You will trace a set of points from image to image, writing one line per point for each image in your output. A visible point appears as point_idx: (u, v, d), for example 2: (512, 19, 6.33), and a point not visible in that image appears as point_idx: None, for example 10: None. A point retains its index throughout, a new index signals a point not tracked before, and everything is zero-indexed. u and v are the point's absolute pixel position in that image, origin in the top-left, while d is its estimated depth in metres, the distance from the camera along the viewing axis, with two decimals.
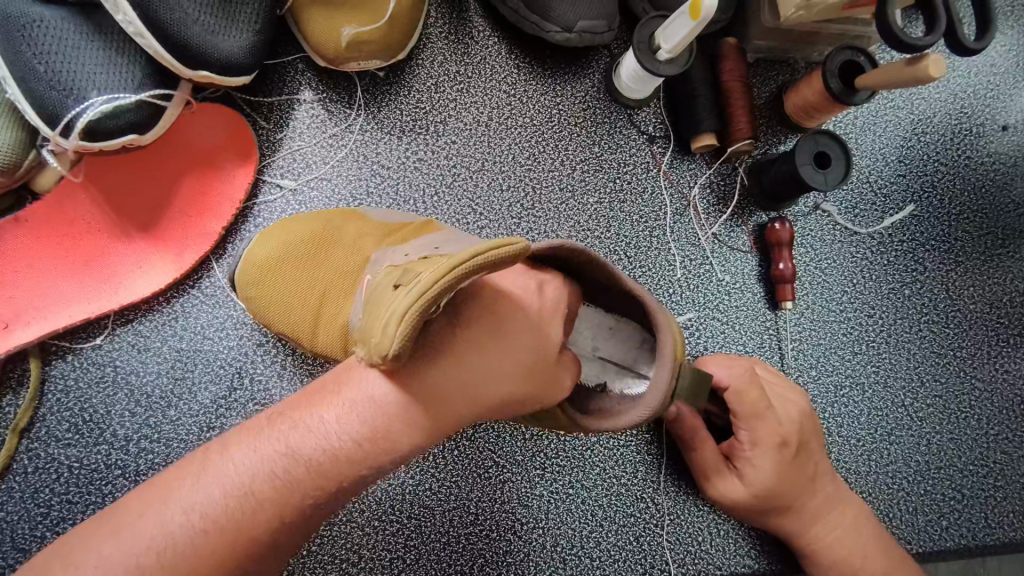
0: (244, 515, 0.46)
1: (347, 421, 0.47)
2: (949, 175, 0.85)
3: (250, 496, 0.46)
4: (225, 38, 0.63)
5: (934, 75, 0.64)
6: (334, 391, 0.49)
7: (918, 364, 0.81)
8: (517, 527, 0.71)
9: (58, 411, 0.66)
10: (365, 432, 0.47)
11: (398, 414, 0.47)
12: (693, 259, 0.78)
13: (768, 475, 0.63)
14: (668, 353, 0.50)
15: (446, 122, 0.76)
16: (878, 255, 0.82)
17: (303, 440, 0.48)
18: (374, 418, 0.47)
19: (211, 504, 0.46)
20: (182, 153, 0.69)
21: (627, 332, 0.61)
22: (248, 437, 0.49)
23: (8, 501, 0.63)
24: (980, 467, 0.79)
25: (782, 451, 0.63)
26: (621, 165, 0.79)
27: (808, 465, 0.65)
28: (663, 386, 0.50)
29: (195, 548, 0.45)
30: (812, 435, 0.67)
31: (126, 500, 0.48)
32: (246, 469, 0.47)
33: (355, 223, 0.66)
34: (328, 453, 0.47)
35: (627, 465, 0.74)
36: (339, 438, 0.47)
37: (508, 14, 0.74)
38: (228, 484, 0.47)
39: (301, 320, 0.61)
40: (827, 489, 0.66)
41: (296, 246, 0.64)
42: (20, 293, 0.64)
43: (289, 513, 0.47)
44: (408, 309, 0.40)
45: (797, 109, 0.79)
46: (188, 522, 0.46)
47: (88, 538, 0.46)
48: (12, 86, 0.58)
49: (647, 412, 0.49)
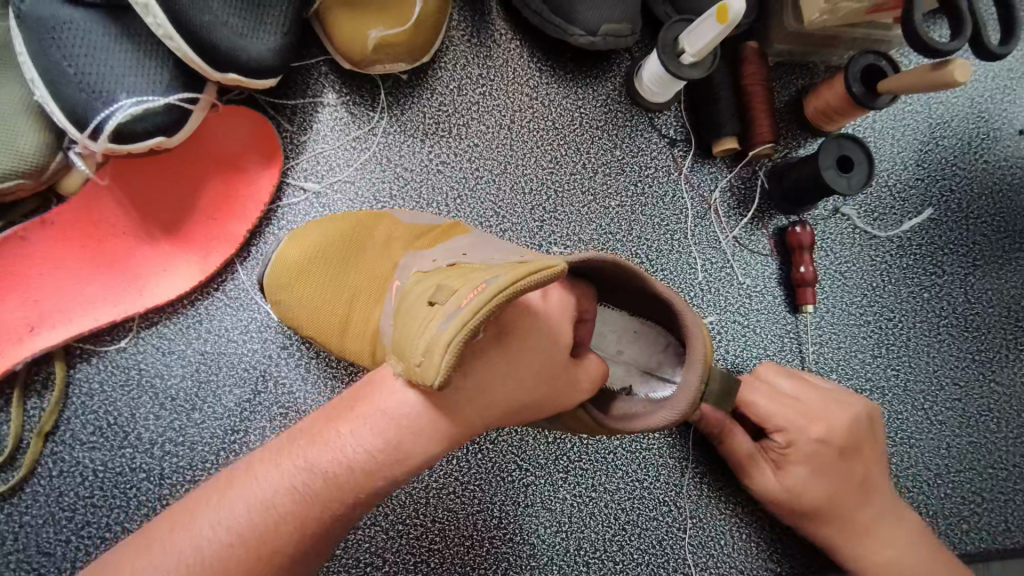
0: (268, 528, 0.43)
1: (366, 432, 0.45)
2: (966, 179, 0.85)
3: (275, 511, 0.44)
4: (254, 41, 0.62)
5: (959, 79, 0.63)
6: (355, 405, 0.47)
7: (937, 368, 0.81)
8: (540, 531, 0.71)
9: (82, 414, 0.65)
10: (381, 443, 0.45)
11: (417, 424, 0.45)
12: (715, 262, 0.79)
13: (804, 473, 0.63)
14: (699, 356, 0.50)
15: (469, 125, 0.76)
16: (897, 259, 0.82)
17: (321, 452, 0.45)
18: (393, 429, 0.45)
19: (236, 518, 0.44)
20: (206, 155, 0.69)
21: (653, 336, 0.60)
22: (268, 453, 0.47)
23: (33, 505, 0.63)
24: (1000, 470, 0.79)
25: (822, 452, 0.63)
26: (643, 168, 0.79)
27: (854, 469, 0.64)
28: (692, 387, 0.49)
29: (218, 566, 0.42)
30: (866, 441, 0.66)
31: (157, 518, 0.46)
32: (267, 484, 0.45)
33: (384, 224, 0.66)
34: (345, 465, 0.44)
35: (650, 468, 0.74)
36: (359, 449, 0.45)
37: (532, 17, 0.74)
38: (251, 498, 0.44)
39: (329, 322, 0.61)
40: (873, 498, 0.64)
41: (331, 249, 0.63)
42: (44, 297, 0.64)
43: (311, 527, 0.44)
44: (453, 338, 0.40)
45: (816, 113, 0.79)
46: (214, 536, 0.43)
47: (119, 556, 0.44)
48: (41, 88, 0.59)
49: (676, 414, 0.49)
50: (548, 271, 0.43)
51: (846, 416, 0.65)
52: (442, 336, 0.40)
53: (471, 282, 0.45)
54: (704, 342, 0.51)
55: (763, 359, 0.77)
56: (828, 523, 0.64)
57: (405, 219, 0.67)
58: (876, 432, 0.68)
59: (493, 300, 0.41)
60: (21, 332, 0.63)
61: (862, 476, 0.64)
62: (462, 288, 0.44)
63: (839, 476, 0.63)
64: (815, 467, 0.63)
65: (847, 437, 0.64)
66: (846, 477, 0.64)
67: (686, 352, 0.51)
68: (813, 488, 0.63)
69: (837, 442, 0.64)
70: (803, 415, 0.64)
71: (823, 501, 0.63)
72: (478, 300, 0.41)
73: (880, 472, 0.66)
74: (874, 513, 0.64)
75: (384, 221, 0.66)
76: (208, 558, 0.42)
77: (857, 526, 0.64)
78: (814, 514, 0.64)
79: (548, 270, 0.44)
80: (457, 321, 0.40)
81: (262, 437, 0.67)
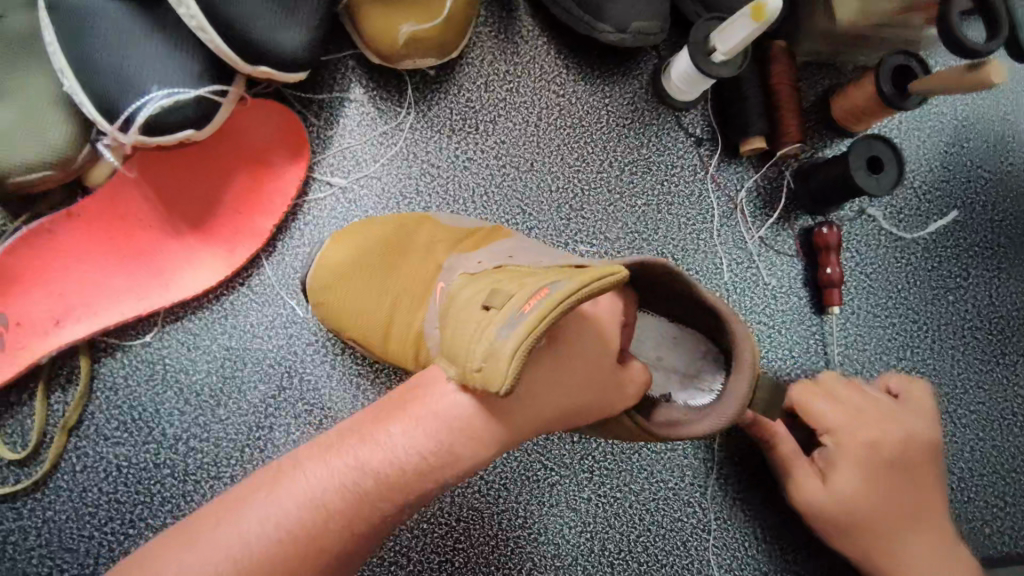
0: (319, 526, 0.42)
1: (418, 432, 0.44)
2: (991, 182, 0.85)
3: (325, 508, 0.43)
4: (285, 34, 0.62)
5: (994, 81, 0.63)
6: (406, 404, 0.45)
7: (962, 371, 0.81)
8: (565, 531, 0.71)
9: (107, 409, 0.65)
10: (434, 445, 0.44)
11: (469, 427, 0.44)
12: (741, 263, 0.78)
13: (851, 482, 0.63)
14: (748, 365, 0.50)
15: (496, 122, 0.75)
16: (922, 261, 0.82)
17: (371, 450, 0.44)
18: (446, 430, 0.44)
19: (286, 515, 0.42)
20: (234, 149, 0.68)
21: (693, 341, 0.59)
22: (314, 449, 0.45)
23: (56, 501, 0.63)
24: (1023, 474, 0.79)
25: (869, 461, 0.63)
26: (669, 167, 0.79)
27: (904, 484, 0.63)
28: (742, 394, 0.50)
29: (268, 564, 0.41)
30: (924, 461, 0.64)
31: (198, 511, 0.44)
32: (317, 482, 0.43)
33: (427, 228, 0.65)
34: (397, 465, 0.43)
35: (675, 469, 0.73)
36: (412, 450, 0.44)
37: (561, 14, 0.74)
38: (300, 496, 0.43)
39: (372, 325, 0.61)
40: (921, 519, 0.63)
41: (377, 252, 0.63)
42: (70, 289, 0.63)
43: (360, 526, 0.43)
44: (518, 345, 0.39)
45: (843, 113, 0.78)
46: (263, 533, 0.42)
47: (160, 551, 0.42)
48: (71, 79, 0.58)
49: (726, 420, 0.50)
50: (608, 281, 0.43)
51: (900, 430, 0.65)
52: (506, 345, 0.40)
53: (528, 288, 0.44)
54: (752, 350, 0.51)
55: (788, 360, 0.77)
56: (873, 540, 0.62)
57: (444, 224, 0.66)
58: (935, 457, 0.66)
59: (556, 308, 0.41)
60: (46, 326, 0.63)
61: (912, 495, 0.63)
62: (518, 294, 0.43)
63: (887, 488, 0.63)
64: (863, 476, 0.63)
65: (899, 449, 0.64)
66: (894, 490, 0.63)
67: (734, 362, 0.51)
68: (857, 499, 0.63)
69: (887, 453, 0.63)
70: (855, 422, 0.65)
71: (867, 514, 0.62)
72: (543, 308, 0.41)
73: (933, 495, 0.65)
74: (920, 533, 0.63)
75: (430, 226, 0.65)
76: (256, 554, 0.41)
77: (902, 544, 0.62)
78: (857, 527, 0.63)
79: (608, 280, 0.44)
80: (522, 328, 0.40)
81: (287, 434, 0.66)
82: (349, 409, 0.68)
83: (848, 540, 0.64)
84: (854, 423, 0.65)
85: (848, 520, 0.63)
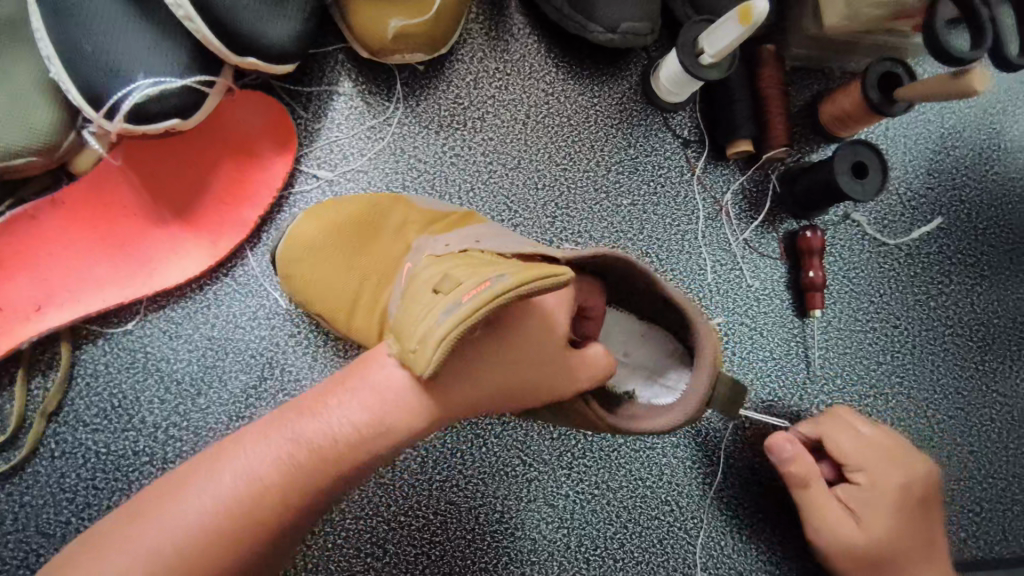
0: (256, 500, 0.43)
1: (351, 406, 0.46)
2: (976, 190, 0.85)
3: (261, 483, 0.44)
4: (274, 26, 0.62)
5: (978, 90, 0.65)
6: (346, 381, 0.48)
7: (942, 376, 0.81)
8: (542, 527, 0.71)
9: (87, 396, 0.65)
10: (366, 417, 0.46)
11: (401, 401, 0.46)
12: (725, 264, 0.79)
13: (886, 523, 0.62)
14: (710, 364, 0.51)
15: (484, 118, 0.76)
16: (904, 267, 0.83)
17: (306, 425, 0.46)
18: (378, 403, 0.46)
19: (223, 490, 0.43)
20: (221, 139, 0.68)
21: (661, 340, 0.60)
22: (255, 428, 0.47)
23: (34, 486, 0.63)
24: (1000, 480, 0.80)
25: (900, 501, 0.62)
26: (656, 168, 0.79)
27: (927, 523, 0.63)
28: (702, 389, 0.50)
29: (205, 536, 0.42)
30: (936, 496, 0.65)
31: (143, 495, 0.46)
32: (254, 458, 0.45)
33: (399, 207, 0.65)
34: (330, 437, 0.45)
35: (653, 467, 0.74)
36: (346, 421, 0.46)
37: (551, 13, 0.74)
38: (237, 472, 0.44)
39: (339, 300, 0.61)
40: (938, 557, 0.63)
41: (353, 234, 0.63)
42: (52, 275, 0.63)
43: (296, 497, 0.44)
44: (447, 333, 0.40)
45: (830, 118, 0.79)
46: (201, 509, 0.43)
47: (109, 532, 0.44)
48: (57, 65, 0.58)
49: (686, 415, 0.50)
50: (555, 279, 0.43)
51: (925, 470, 0.64)
52: (439, 327, 0.41)
53: (479, 274, 0.45)
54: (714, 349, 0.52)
55: (769, 362, 0.78)
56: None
57: (421, 207, 0.66)
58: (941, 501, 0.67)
59: (492, 300, 0.41)
60: (28, 311, 0.63)
61: (933, 536, 0.63)
62: (469, 280, 0.44)
63: (915, 529, 0.62)
64: (897, 516, 0.62)
65: (926, 491, 0.63)
66: (923, 529, 0.62)
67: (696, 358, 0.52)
68: (892, 539, 0.61)
69: (918, 494, 0.63)
70: (883, 459, 0.64)
71: (900, 554, 0.61)
72: (483, 295, 0.41)
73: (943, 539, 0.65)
74: (940, 571, 0.62)
75: (404, 206, 0.66)
76: (198, 533, 0.42)
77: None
78: (887, 568, 0.61)
79: (555, 278, 0.43)
80: (454, 317, 0.41)
81: None
82: None
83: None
84: (884, 463, 0.64)
85: (878, 561, 0.61)
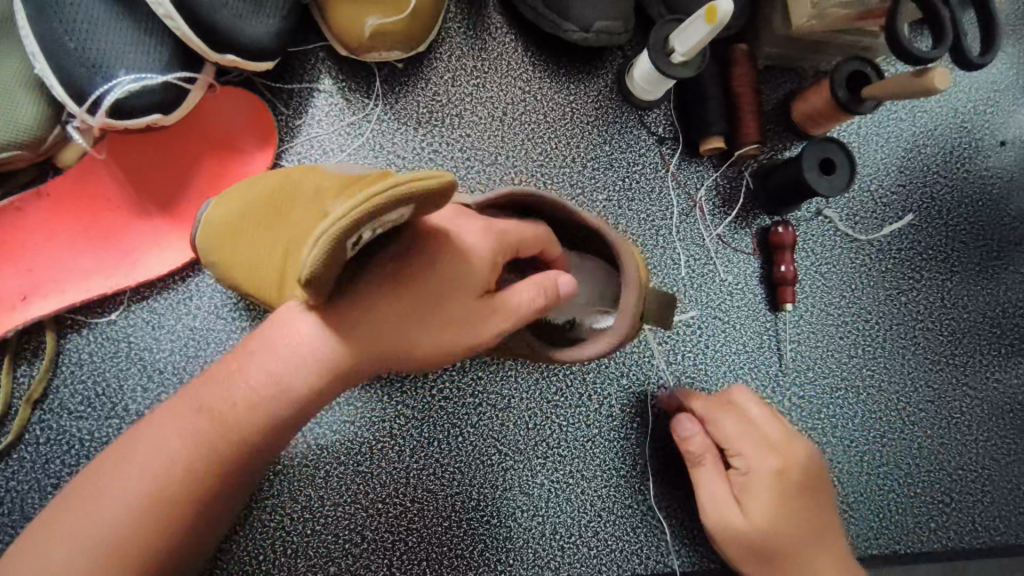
0: (193, 458, 0.52)
1: (259, 366, 0.53)
2: (947, 187, 0.87)
3: (193, 443, 0.52)
4: (253, 23, 0.64)
5: (938, 87, 0.67)
6: (254, 342, 0.54)
7: (912, 369, 0.83)
8: (517, 514, 0.73)
9: (71, 383, 0.67)
10: (274, 375, 0.52)
11: (302, 357, 0.52)
12: (699, 259, 0.80)
13: (768, 510, 0.62)
14: (634, 277, 0.56)
15: (462, 115, 0.77)
16: (876, 262, 0.84)
17: (223, 388, 0.53)
18: (285, 363, 0.52)
19: (162, 456, 0.51)
20: (203, 134, 0.70)
21: (596, 268, 0.64)
22: (185, 393, 0.54)
23: (19, 471, 0.65)
24: (969, 471, 0.82)
25: (779, 485, 0.63)
26: (631, 164, 0.81)
27: (813, 507, 0.64)
28: (631, 306, 0.56)
29: (151, 497, 0.51)
30: (824, 485, 0.65)
31: (96, 463, 0.53)
32: (187, 424, 0.52)
33: (312, 173, 0.63)
34: (245, 395, 0.52)
35: (626, 456, 0.75)
36: (258, 379, 0.53)
37: (527, 12, 0.76)
38: (172, 437, 0.52)
39: (269, 280, 0.61)
40: (828, 542, 0.63)
41: (263, 203, 0.62)
42: (38, 265, 0.65)
43: (225, 450, 0.52)
44: (327, 231, 0.39)
45: (802, 116, 0.80)
46: (146, 475, 0.51)
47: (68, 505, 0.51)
48: (42, 61, 0.60)
49: (620, 331, 0.56)
50: (438, 180, 0.42)
51: (805, 453, 0.65)
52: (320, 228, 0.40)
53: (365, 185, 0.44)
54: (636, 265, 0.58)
55: (741, 355, 0.79)
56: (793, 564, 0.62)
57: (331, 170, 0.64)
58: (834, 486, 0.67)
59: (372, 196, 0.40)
60: (14, 301, 0.64)
61: (820, 520, 0.64)
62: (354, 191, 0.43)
63: (797, 513, 0.63)
64: (778, 500, 0.62)
65: (805, 475, 0.64)
66: (805, 514, 0.63)
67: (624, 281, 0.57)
68: (774, 525, 0.62)
69: (795, 476, 0.64)
70: (765, 446, 0.65)
71: (783, 539, 0.62)
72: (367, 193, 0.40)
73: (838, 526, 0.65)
74: (829, 555, 0.63)
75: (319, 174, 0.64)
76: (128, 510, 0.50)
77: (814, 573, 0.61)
78: (773, 552, 0.62)
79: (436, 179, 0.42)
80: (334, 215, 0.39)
81: None
82: None
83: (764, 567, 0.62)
84: (762, 450, 0.65)
85: (766, 547, 0.62)
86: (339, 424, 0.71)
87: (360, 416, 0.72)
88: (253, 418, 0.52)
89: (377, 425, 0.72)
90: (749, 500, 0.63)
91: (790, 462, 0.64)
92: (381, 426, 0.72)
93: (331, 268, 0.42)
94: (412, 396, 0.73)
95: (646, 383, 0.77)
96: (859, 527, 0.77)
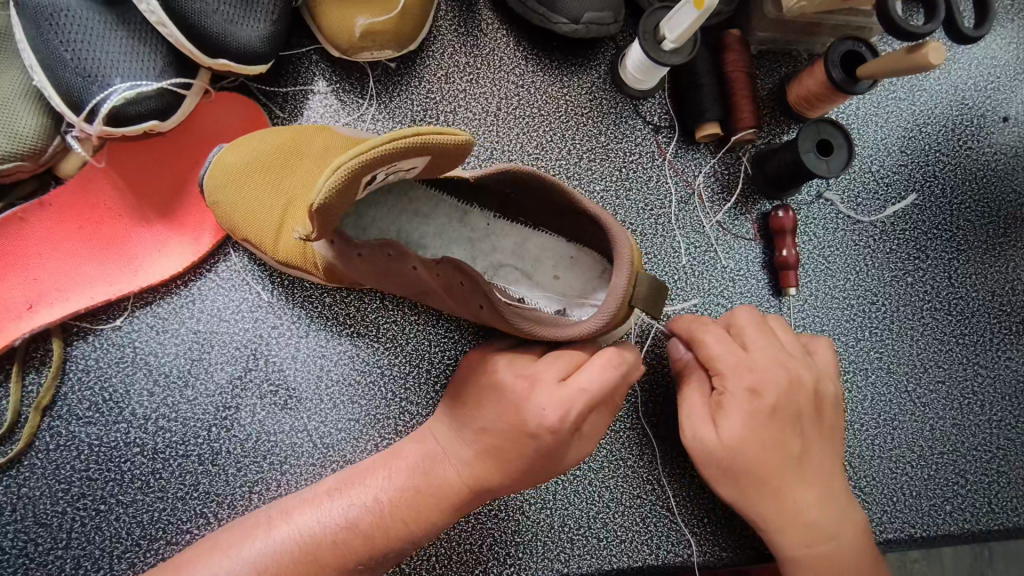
0: (349, 538, 0.56)
1: (416, 470, 0.59)
2: (950, 166, 0.86)
3: (357, 527, 0.57)
4: (245, 29, 0.65)
5: (934, 62, 0.64)
6: (420, 442, 0.62)
7: (921, 351, 0.82)
8: (525, 507, 0.72)
9: (79, 390, 0.68)
10: (424, 481, 0.59)
11: (463, 468, 0.59)
12: (699, 247, 0.80)
13: (740, 428, 0.59)
14: (626, 261, 0.54)
15: (456, 112, 0.78)
16: (880, 243, 0.83)
17: (387, 475, 0.60)
18: (444, 470, 0.59)
19: (331, 517, 0.57)
20: (199, 138, 0.71)
21: (589, 263, 0.65)
22: (350, 474, 0.61)
23: (31, 478, 0.66)
24: (984, 453, 0.80)
25: (757, 406, 0.60)
26: (627, 154, 0.81)
27: (791, 433, 0.61)
28: (617, 295, 0.53)
29: (309, 554, 0.56)
30: (809, 410, 0.62)
31: (231, 528, 0.59)
32: (352, 503, 0.58)
33: (322, 135, 0.67)
34: (401, 492, 0.58)
35: (633, 447, 0.75)
36: (410, 478, 0.59)
37: (518, 7, 0.76)
38: (341, 506, 0.58)
39: (266, 225, 0.65)
40: (806, 467, 0.61)
41: (275, 158, 0.65)
42: (43, 275, 0.67)
43: (378, 545, 0.57)
44: (349, 160, 0.46)
45: (799, 99, 0.80)
46: (312, 529, 0.57)
47: (204, 553, 0.57)
48: (39, 73, 0.61)
49: (606, 317, 0.53)
50: (453, 139, 0.48)
51: (785, 374, 0.62)
52: (339, 161, 0.47)
53: None
54: (632, 253, 0.56)
55: None
56: (764, 488, 0.60)
57: (345, 133, 0.67)
58: (826, 414, 0.65)
59: (393, 138, 0.46)
60: (21, 309, 0.66)
61: (800, 445, 0.61)
62: None
63: (774, 436, 0.60)
64: (751, 421, 0.59)
65: (783, 394, 0.61)
66: (782, 440, 0.60)
67: (615, 266, 0.55)
68: (747, 444, 0.59)
69: (773, 399, 0.60)
70: (744, 365, 0.62)
71: (754, 462, 0.60)
72: (387, 136, 0.46)
73: (823, 452, 0.63)
74: (807, 481, 0.61)
75: (327, 133, 0.67)
76: (281, 557, 0.55)
77: (788, 499, 0.61)
78: (744, 474, 0.60)
79: (451, 137, 0.48)
80: (355, 147, 0.46)
81: (253, 414, 0.69)
82: (314, 389, 0.70)
83: (737, 490, 0.61)
84: (742, 367, 0.62)
85: (734, 467, 0.60)
86: (344, 421, 0.70)
87: (365, 414, 0.71)
88: (402, 520, 0.57)
89: (383, 421, 0.71)
90: (723, 419, 0.60)
91: (769, 376, 0.61)
92: (386, 422, 0.71)
93: (340, 202, 0.49)
94: (417, 393, 0.72)
95: (653, 370, 0.76)
96: (871, 511, 0.77)
